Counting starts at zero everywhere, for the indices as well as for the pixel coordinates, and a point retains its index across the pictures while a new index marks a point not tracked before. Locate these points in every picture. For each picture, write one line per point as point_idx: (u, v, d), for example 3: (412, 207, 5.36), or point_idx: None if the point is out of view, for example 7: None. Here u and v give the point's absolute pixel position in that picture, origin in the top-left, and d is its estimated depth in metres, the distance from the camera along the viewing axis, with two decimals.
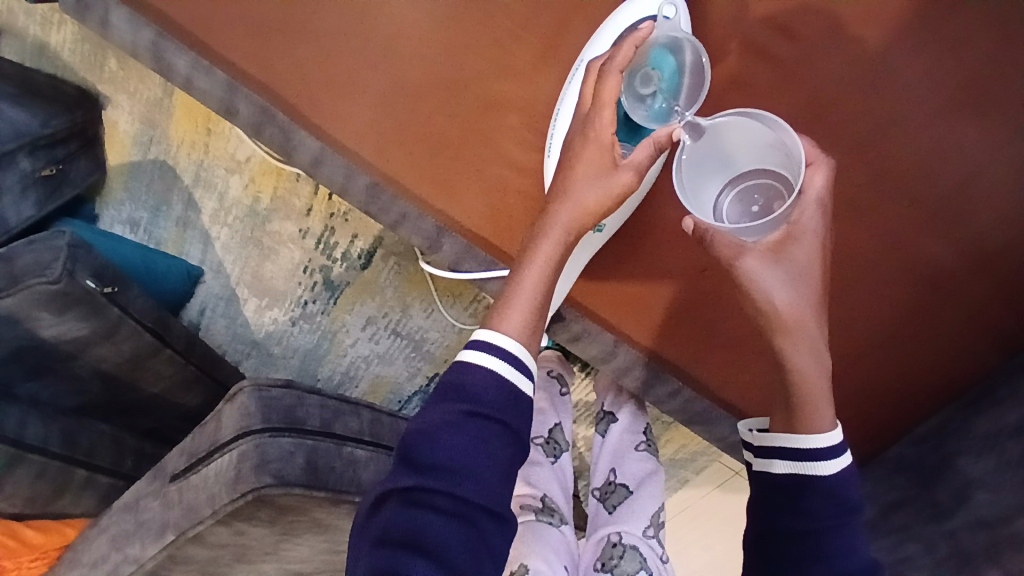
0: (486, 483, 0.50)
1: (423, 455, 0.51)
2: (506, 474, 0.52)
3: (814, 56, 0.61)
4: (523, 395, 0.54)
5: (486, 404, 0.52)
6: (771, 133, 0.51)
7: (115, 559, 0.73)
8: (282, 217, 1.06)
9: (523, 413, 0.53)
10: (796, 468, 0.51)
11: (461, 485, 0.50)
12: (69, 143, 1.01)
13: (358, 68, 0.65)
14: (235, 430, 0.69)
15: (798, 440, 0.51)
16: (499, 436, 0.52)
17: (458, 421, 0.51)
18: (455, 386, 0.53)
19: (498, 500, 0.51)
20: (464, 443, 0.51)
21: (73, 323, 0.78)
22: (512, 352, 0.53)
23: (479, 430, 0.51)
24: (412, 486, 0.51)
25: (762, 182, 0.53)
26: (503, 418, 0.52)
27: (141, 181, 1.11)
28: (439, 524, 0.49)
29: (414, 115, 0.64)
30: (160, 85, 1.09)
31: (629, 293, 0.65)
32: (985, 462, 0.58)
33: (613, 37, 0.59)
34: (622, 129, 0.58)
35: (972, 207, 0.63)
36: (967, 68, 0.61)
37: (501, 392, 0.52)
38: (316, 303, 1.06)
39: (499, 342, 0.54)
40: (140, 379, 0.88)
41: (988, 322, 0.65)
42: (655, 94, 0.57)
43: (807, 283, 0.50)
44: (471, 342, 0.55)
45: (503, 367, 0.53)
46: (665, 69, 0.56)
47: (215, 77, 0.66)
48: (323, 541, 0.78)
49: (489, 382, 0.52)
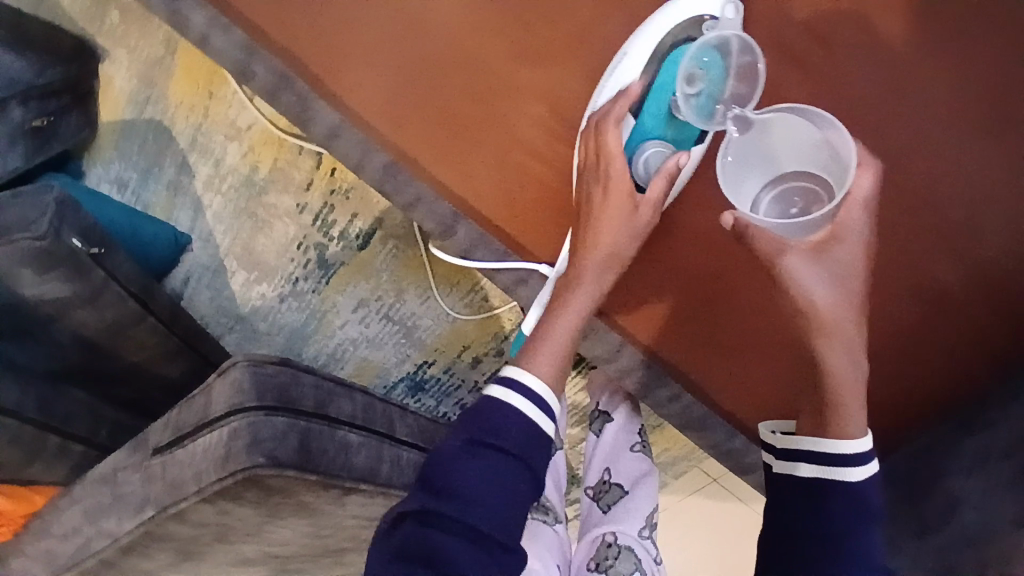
0: (503, 512, 0.50)
1: (440, 478, 0.51)
2: (522, 506, 0.51)
3: (846, 71, 0.61)
4: (544, 433, 0.54)
5: (508, 436, 0.52)
6: (819, 132, 0.51)
7: (89, 531, 0.71)
8: (279, 188, 1.02)
9: (543, 449, 0.54)
10: (823, 471, 0.53)
11: (474, 512, 0.49)
12: (63, 96, 0.98)
13: (386, 41, 0.63)
14: (226, 405, 0.67)
15: (827, 444, 0.52)
16: (518, 467, 0.52)
17: (476, 448, 0.51)
18: (479, 416, 0.53)
19: (513, 530, 0.50)
20: (485, 470, 0.50)
21: (55, 284, 0.75)
22: (537, 391, 0.55)
23: (499, 460, 0.51)
24: (428, 507, 0.50)
25: (803, 183, 0.53)
26: (522, 453, 0.52)
27: (132, 141, 1.07)
28: (447, 550, 0.48)
29: (439, 95, 0.62)
30: (161, 43, 1.05)
31: (638, 294, 0.62)
32: (974, 480, 0.58)
33: (665, 28, 0.55)
34: (669, 128, 0.56)
35: (982, 228, 0.62)
36: (990, 90, 0.61)
37: (523, 427, 0.53)
38: (307, 281, 1.03)
39: (525, 380, 0.55)
40: (121, 348, 0.85)
41: (991, 347, 0.64)
42: (702, 91, 0.55)
43: (848, 285, 0.50)
44: (498, 380, 0.56)
45: (530, 405, 0.54)
46: (714, 66, 0.54)
47: (233, 37, 0.64)
48: (307, 525, 0.75)
49: (511, 415, 0.53)
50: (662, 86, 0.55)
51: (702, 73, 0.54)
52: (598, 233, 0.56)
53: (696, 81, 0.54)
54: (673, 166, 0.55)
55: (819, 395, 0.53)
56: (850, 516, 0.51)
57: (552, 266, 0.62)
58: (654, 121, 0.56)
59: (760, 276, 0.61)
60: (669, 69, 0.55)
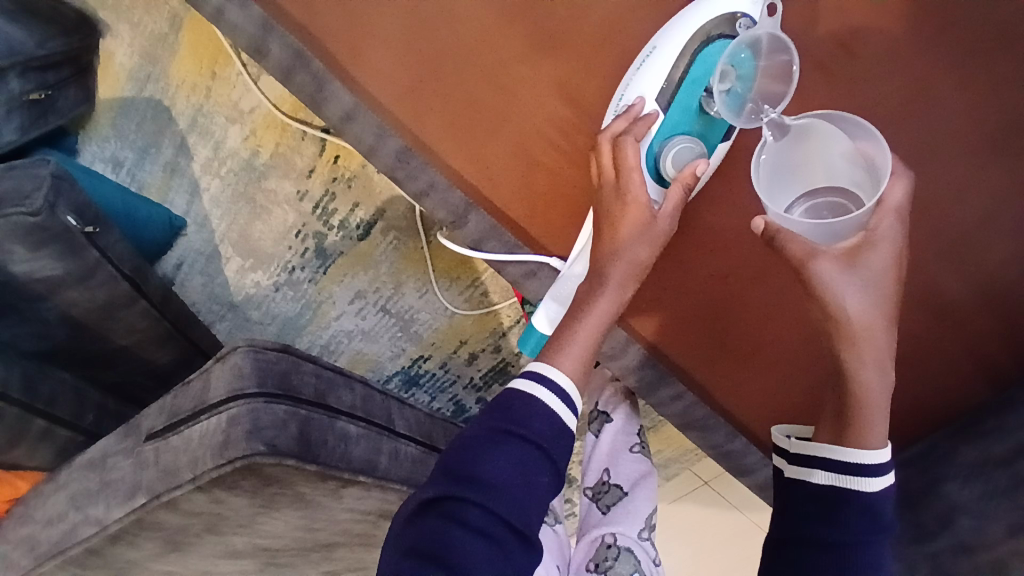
0: (519, 505, 0.51)
1: (463, 466, 0.52)
2: (539, 501, 0.52)
3: (867, 77, 0.62)
4: (566, 429, 0.55)
5: (531, 430, 0.53)
6: (849, 144, 0.52)
7: (75, 518, 0.69)
8: (280, 174, 1.01)
9: (564, 446, 0.54)
10: (837, 480, 0.53)
11: (496, 500, 0.50)
12: (62, 69, 0.97)
13: (407, 26, 0.62)
14: (226, 391, 0.65)
15: (849, 453, 0.53)
16: (538, 462, 0.52)
17: (502, 439, 0.52)
18: (505, 407, 0.54)
19: (526, 522, 0.51)
20: (505, 461, 0.51)
21: (47, 261, 0.72)
22: (563, 387, 0.55)
23: (520, 454, 0.52)
24: (446, 497, 0.51)
25: (833, 200, 0.53)
26: (546, 446, 0.53)
27: (130, 119, 1.06)
28: (466, 540, 0.49)
29: (457, 82, 0.62)
30: (166, 20, 1.04)
31: (647, 292, 0.62)
32: (970, 489, 0.58)
33: (698, 23, 0.54)
34: (699, 123, 0.56)
35: (992, 242, 0.62)
36: (1011, 105, 0.61)
37: (548, 423, 0.54)
38: (304, 270, 1.01)
39: (553, 376, 0.55)
40: (110, 330, 0.82)
41: (992, 365, 0.64)
42: (733, 89, 0.55)
43: (880, 292, 0.51)
44: (526, 370, 0.56)
45: (555, 403, 0.54)
46: (744, 65, 0.54)
47: (250, 12, 0.64)
48: (300, 517, 0.73)
49: (537, 410, 0.54)
50: (695, 81, 0.55)
51: (733, 73, 0.54)
52: (617, 225, 0.55)
53: (727, 78, 0.54)
54: (690, 174, 0.54)
55: (842, 402, 0.53)
56: (855, 513, 0.52)
57: (563, 261, 0.61)
58: (683, 119, 0.55)
59: (772, 278, 0.61)
60: (701, 65, 0.54)
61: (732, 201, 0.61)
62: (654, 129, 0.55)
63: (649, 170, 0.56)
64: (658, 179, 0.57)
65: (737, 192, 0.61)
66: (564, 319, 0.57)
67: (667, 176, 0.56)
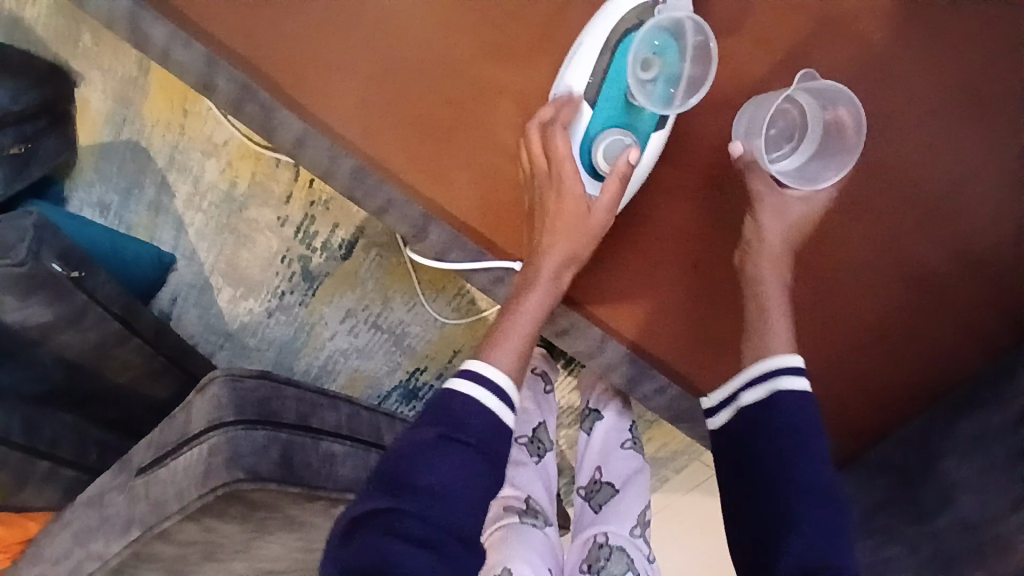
0: (458, 508, 0.51)
1: (399, 476, 0.51)
2: (480, 503, 0.52)
3: (811, 51, 0.62)
4: (507, 427, 0.55)
5: (468, 431, 0.53)
6: (833, 111, 0.62)
7: (78, 554, 0.72)
8: (259, 203, 1.03)
9: (503, 444, 0.55)
10: (762, 391, 0.58)
11: (433, 506, 0.50)
12: (39, 119, 0.99)
13: (344, 46, 0.63)
14: (206, 421, 0.66)
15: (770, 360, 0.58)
16: (477, 464, 0.52)
17: (438, 444, 0.52)
18: (440, 412, 0.54)
19: (471, 526, 0.51)
20: (440, 467, 0.51)
21: (37, 308, 0.75)
22: (501, 384, 0.56)
23: (455, 457, 0.52)
24: (382, 509, 0.50)
25: (786, 146, 0.63)
26: (483, 447, 0.53)
27: (112, 162, 1.09)
28: (406, 552, 0.48)
29: (404, 98, 0.62)
30: (134, 63, 1.07)
31: (623, 285, 0.63)
32: (970, 465, 0.56)
33: (617, 14, 0.57)
34: (624, 113, 0.58)
35: (964, 209, 0.64)
36: (958, 77, 0.64)
37: (485, 422, 0.54)
38: (293, 294, 1.03)
39: (489, 373, 0.56)
40: (106, 368, 0.85)
41: (979, 330, 0.65)
42: (657, 80, 0.58)
43: (786, 222, 0.61)
44: (463, 370, 0.56)
45: (491, 399, 0.55)
46: (666, 53, 0.57)
47: (193, 49, 0.63)
48: (297, 538, 0.75)
49: (475, 411, 0.54)
50: (618, 72, 0.57)
51: (656, 62, 0.58)
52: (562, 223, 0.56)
53: (652, 67, 0.58)
54: (625, 164, 0.55)
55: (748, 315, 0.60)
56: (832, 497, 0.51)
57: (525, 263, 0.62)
58: (613, 111, 0.57)
59: (725, 243, 0.63)
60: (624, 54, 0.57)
61: (686, 189, 0.63)
62: (584, 123, 0.57)
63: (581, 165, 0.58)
64: (596, 176, 0.59)
65: (685, 181, 0.64)
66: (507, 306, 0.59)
67: (602, 171, 0.58)
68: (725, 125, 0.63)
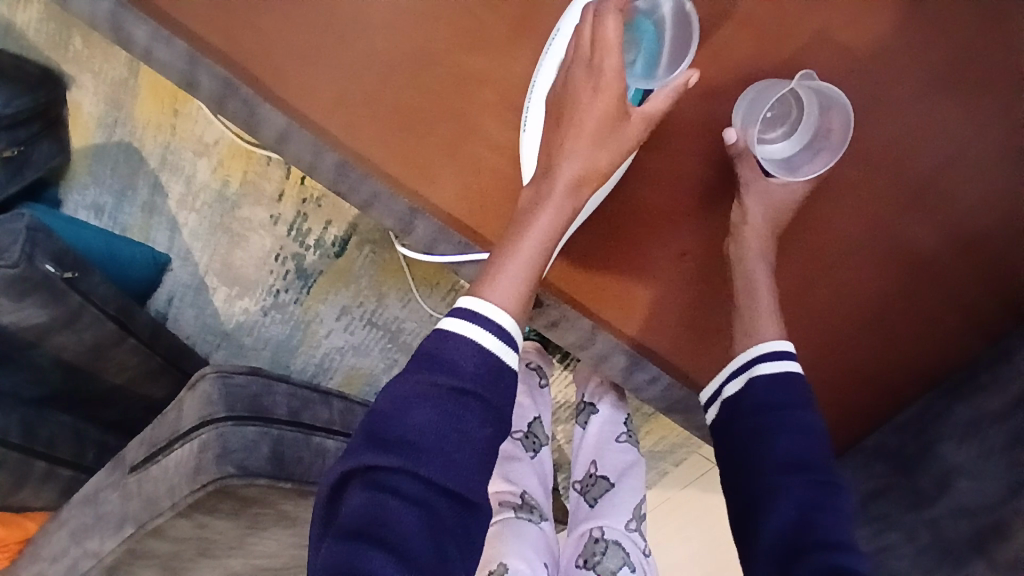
0: (453, 461, 0.50)
1: (390, 432, 0.50)
2: (478, 453, 0.51)
3: (790, 34, 0.62)
4: (507, 370, 0.53)
5: (463, 377, 0.51)
6: (826, 112, 0.61)
7: (75, 553, 0.72)
8: (252, 202, 1.03)
9: (504, 387, 0.53)
10: (742, 380, 0.59)
11: (427, 462, 0.49)
12: (31, 123, 1.00)
13: (324, 40, 0.63)
14: (197, 418, 0.66)
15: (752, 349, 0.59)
16: (474, 412, 0.51)
17: (432, 394, 0.51)
18: (434, 358, 0.52)
19: (462, 480, 0.50)
20: (434, 417, 0.50)
21: (31, 310, 0.74)
22: (501, 325, 0.53)
23: (449, 408, 0.50)
24: (374, 467, 0.49)
25: (781, 131, 0.63)
26: (481, 393, 0.51)
27: (105, 165, 1.09)
28: (400, 511, 0.48)
29: (385, 91, 0.62)
30: (125, 65, 1.08)
31: (611, 276, 0.62)
32: (967, 448, 0.57)
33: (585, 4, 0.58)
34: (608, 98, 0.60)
35: (953, 190, 0.64)
36: (944, 55, 0.63)
37: (482, 364, 0.52)
38: (288, 293, 1.03)
39: (486, 314, 0.53)
40: (103, 369, 0.85)
41: (971, 310, 0.65)
42: (637, 58, 0.58)
43: (771, 205, 0.61)
44: (460, 308, 0.54)
45: (489, 340, 0.52)
46: (643, 30, 0.58)
47: (175, 48, 0.63)
48: (292, 534, 0.75)
49: (471, 353, 0.52)
50: None
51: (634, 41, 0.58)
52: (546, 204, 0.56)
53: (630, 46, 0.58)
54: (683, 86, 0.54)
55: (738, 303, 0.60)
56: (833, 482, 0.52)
57: None
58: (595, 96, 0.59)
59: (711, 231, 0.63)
60: None
61: (673, 177, 0.63)
62: None
63: None
64: None
65: (673, 168, 0.63)
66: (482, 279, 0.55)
67: None
68: (712, 108, 0.62)
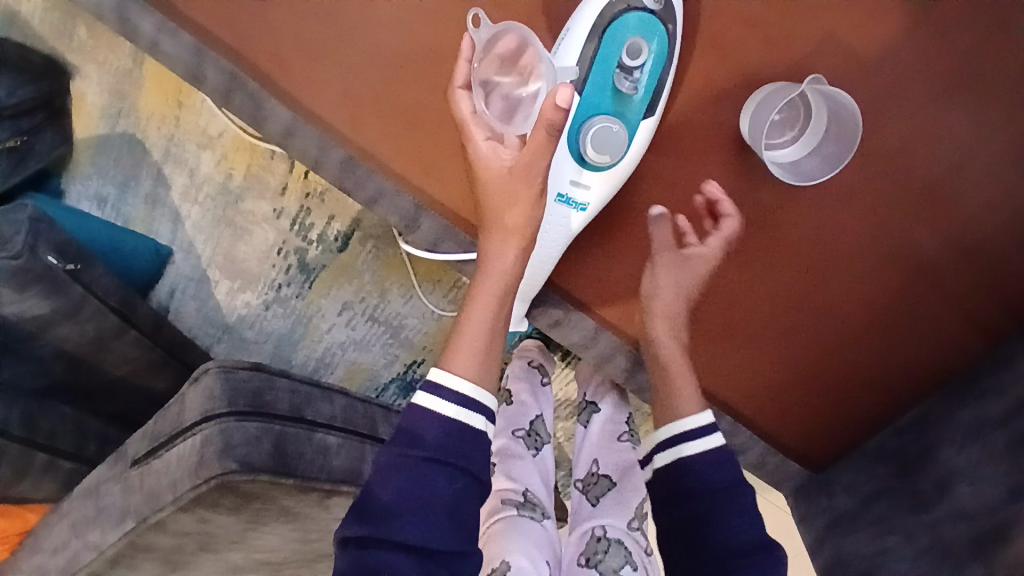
0: (433, 520, 0.52)
1: (369, 500, 0.53)
2: (458, 507, 0.53)
3: (799, 35, 0.62)
4: (478, 431, 0.56)
5: (428, 446, 0.54)
6: (837, 115, 0.62)
7: (76, 545, 0.72)
8: (255, 195, 1.03)
9: (474, 442, 0.55)
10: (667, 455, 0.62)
11: (405, 526, 0.52)
12: (35, 114, 0.99)
13: (333, 35, 0.62)
14: (199, 413, 0.66)
15: (670, 427, 0.61)
16: (448, 473, 0.53)
17: (403, 465, 0.53)
18: (402, 432, 0.55)
19: (445, 536, 0.52)
20: (407, 484, 0.53)
21: (34, 301, 0.74)
22: (461, 392, 0.56)
23: (423, 470, 0.53)
24: (356, 529, 0.52)
25: (790, 136, 0.65)
26: (449, 456, 0.54)
27: (108, 156, 1.09)
28: (393, 560, 0.51)
29: (391, 87, 0.62)
30: (129, 56, 1.07)
31: (614, 281, 0.63)
32: (967, 454, 0.57)
33: (599, 6, 0.57)
34: (612, 99, 0.58)
35: (959, 196, 0.63)
36: (958, 56, 0.62)
37: (445, 432, 0.54)
38: (290, 287, 1.03)
39: (446, 384, 0.56)
40: (105, 362, 0.85)
41: (975, 316, 0.65)
42: (643, 67, 0.58)
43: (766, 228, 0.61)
44: (426, 383, 0.57)
45: (453, 410, 0.55)
46: (653, 39, 0.58)
47: (181, 40, 0.63)
48: (292, 530, 0.75)
49: (433, 425, 0.55)
50: (606, 58, 0.57)
51: (642, 48, 0.58)
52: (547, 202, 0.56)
53: (639, 53, 0.58)
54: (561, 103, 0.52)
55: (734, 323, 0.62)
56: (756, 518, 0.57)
57: None
58: (601, 98, 0.58)
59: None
60: (610, 42, 0.57)
61: (679, 180, 0.63)
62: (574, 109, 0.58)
63: (571, 150, 0.59)
64: (593, 169, 0.59)
65: (678, 171, 0.63)
66: (476, 279, 0.61)
67: (604, 161, 0.58)
68: (721, 109, 0.62)
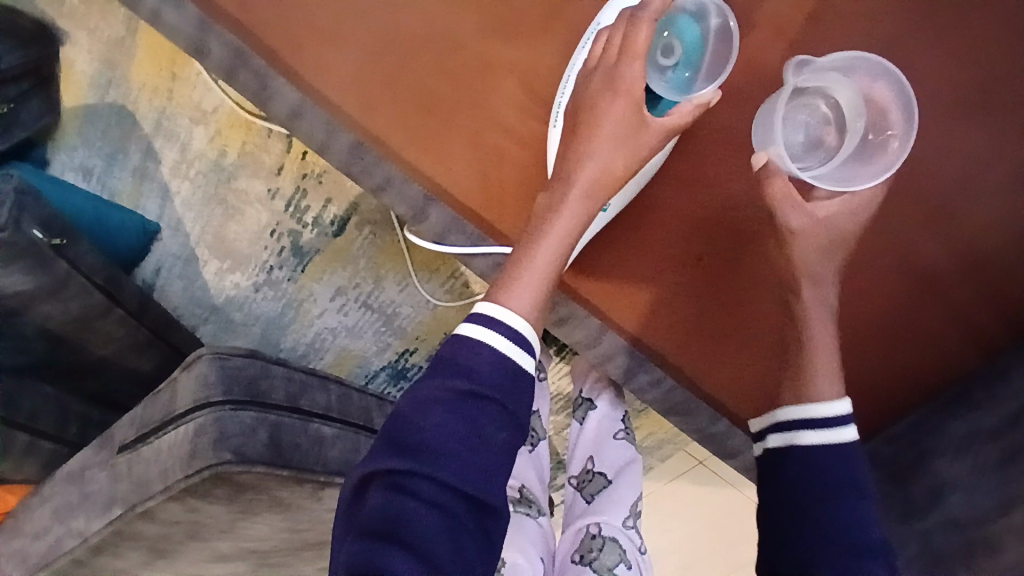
0: (471, 467, 0.48)
1: (407, 436, 0.49)
2: (495, 463, 0.49)
3: (819, 43, 0.62)
4: (522, 380, 0.51)
5: (480, 382, 0.49)
6: (869, 84, 0.57)
7: (58, 530, 0.70)
8: (249, 173, 1.00)
9: (522, 390, 0.51)
10: (789, 438, 0.54)
11: (444, 467, 0.47)
12: (22, 80, 0.95)
13: (348, 16, 0.60)
14: (192, 401, 0.64)
15: (799, 408, 0.54)
16: (495, 416, 0.49)
17: (449, 399, 0.49)
18: (452, 363, 0.51)
19: (481, 486, 0.48)
20: (452, 423, 0.48)
21: (15, 277, 0.71)
22: (518, 329, 0.51)
23: (470, 410, 0.49)
24: (391, 469, 0.48)
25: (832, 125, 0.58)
26: (499, 396, 0.50)
27: (96, 127, 1.04)
28: (420, 511, 0.47)
29: (405, 73, 0.60)
30: (121, 23, 1.02)
31: (621, 279, 0.61)
32: (959, 465, 0.56)
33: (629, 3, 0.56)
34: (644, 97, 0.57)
35: (970, 210, 0.63)
36: (981, 69, 0.61)
37: (500, 370, 0.50)
38: (282, 269, 1.00)
39: (504, 318, 0.51)
40: (87, 341, 0.82)
41: (978, 331, 0.65)
42: (675, 67, 0.57)
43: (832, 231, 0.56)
44: (476, 315, 0.52)
45: (510, 347, 0.51)
46: (687, 36, 0.56)
47: (185, 12, 0.60)
48: (282, 520, 0.74)
49: (489, 360, 0.50)
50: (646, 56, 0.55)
51: (676, 45, 0.56)
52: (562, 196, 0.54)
53: (673, 52, 0.56)
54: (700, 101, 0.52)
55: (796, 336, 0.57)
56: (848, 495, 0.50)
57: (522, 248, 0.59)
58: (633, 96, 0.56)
59: (733, 236, 0.61)
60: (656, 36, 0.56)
61: (697, 180, 0.61)
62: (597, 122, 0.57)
63: None
64: None
65: (694, 172, 0.61)
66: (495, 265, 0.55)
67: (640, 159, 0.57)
68: (740, 111, 0.61)
